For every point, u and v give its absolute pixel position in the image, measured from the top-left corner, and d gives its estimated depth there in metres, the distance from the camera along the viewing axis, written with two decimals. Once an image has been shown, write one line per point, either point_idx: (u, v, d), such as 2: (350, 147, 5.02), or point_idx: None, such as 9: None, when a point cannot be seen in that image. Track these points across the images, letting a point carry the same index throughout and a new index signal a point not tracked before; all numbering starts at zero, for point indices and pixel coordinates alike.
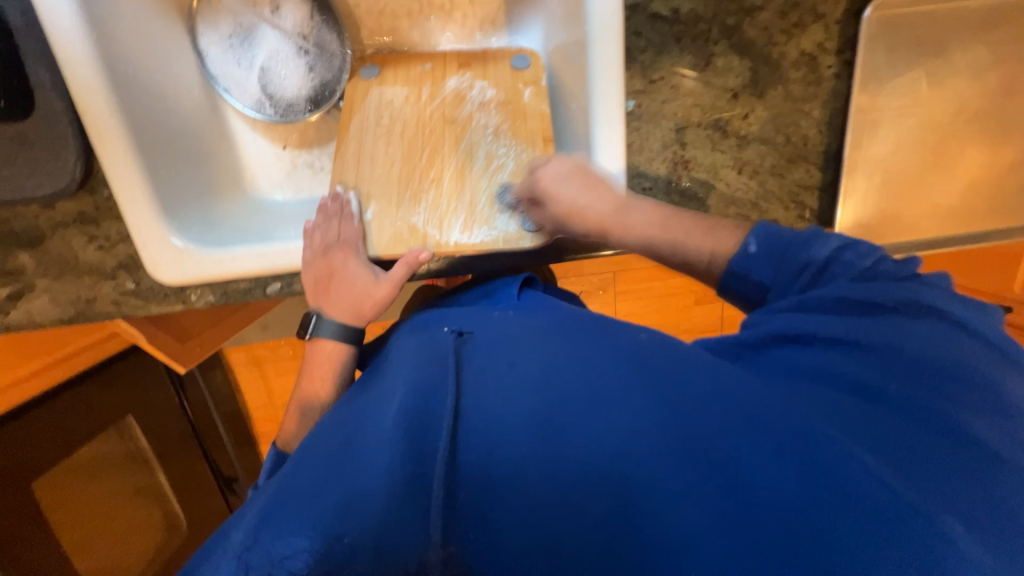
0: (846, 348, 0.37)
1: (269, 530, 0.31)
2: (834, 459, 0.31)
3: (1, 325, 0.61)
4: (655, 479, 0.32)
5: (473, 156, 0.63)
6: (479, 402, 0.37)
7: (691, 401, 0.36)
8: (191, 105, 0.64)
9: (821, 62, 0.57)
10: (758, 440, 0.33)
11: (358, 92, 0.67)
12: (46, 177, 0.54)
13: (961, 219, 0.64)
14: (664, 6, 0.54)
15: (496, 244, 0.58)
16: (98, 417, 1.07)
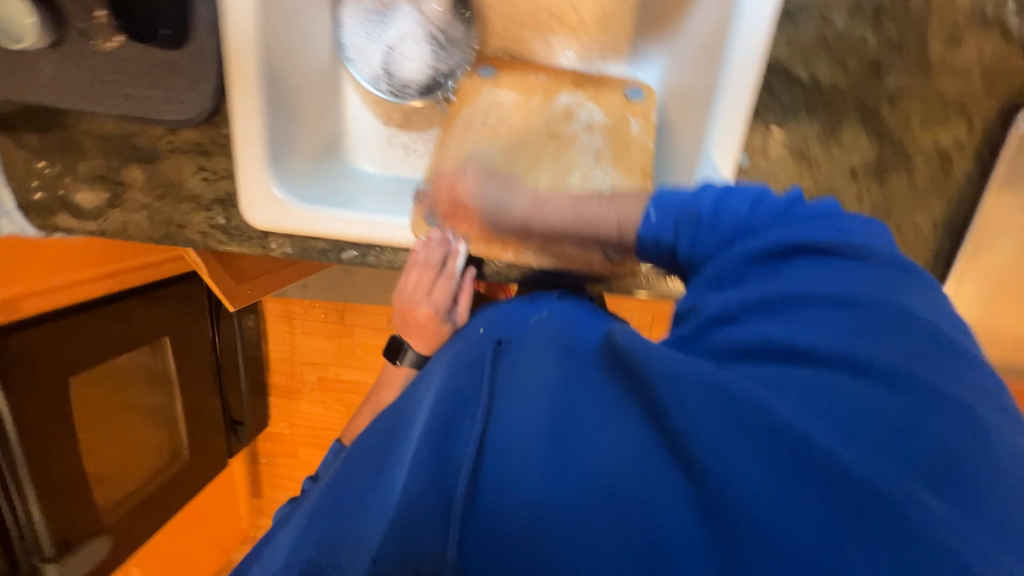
0: (827, 318, 0.34)
1: (320, 539, 0.38)
2: (869, 479, 0.27)
3: (98, 228, 0.65)
4: (649, 485, 0.31)
5: (569, 173, 0.63)
6: (500, 417, 0.37)
7: (671, 389, 0.32)
8: (318, 67, 0.68)
9: (955, 161, 0.54)
10: (768, 446, 0.29)
11: (472, 89, 0.69)
12: (180, 104, 0.58)
13: None
14: (805, 71, 0.53)
15: (575, 266, 0.57)
16: (138, 330, 1.12)
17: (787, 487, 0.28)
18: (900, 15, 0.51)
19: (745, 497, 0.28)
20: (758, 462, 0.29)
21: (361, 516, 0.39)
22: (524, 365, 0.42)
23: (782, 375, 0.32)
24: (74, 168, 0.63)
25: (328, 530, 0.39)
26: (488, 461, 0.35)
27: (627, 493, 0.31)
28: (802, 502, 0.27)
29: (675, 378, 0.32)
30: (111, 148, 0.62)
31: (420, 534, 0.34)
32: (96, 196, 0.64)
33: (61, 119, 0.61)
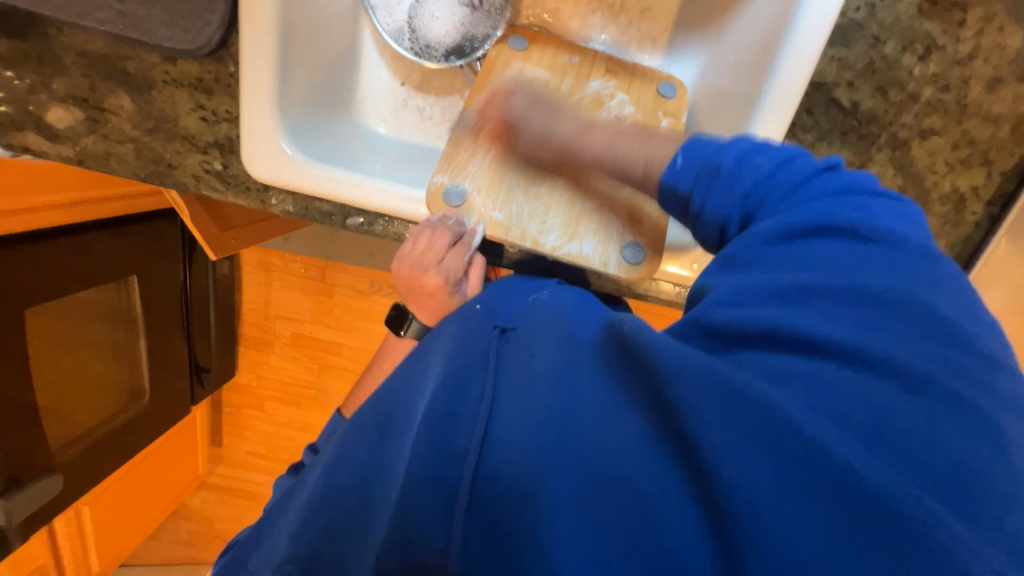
0: (846, 308, 0.32)
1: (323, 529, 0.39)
2: (888, 486, 0.25)
3: (76, 156, 0.58)
4: (650, 479, 0.30)
5: None
6: (498, 406, 0.36)
7: (677, 385, 0.30)
8: (336, 10, 0.62)
9: (968, 206, 0.55)
10: (778, 448, 0.27)
11: (500, 59, 0.65)
12: (182, 32, 0.52)
13: None
14: (847, 95, 0.52)
15: (586, 261, 0.58)
16: (105, 266, 1.04)
17: (795, 482, 0.26)
18: (950, 51, 0.50)
19: (748, 492, 0.27)
20: (762, 455, 0.27)
21: (366, 503, 0.39)
22: (526, 353, 0.40)
23: (791, 365, 0.30)
24: (51, 84, 0.56)
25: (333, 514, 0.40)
26: (482, 451, 0.34)
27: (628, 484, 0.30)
28: (813, 504, 0.26)
29: (684, 370, 0.30)
30: (96, 68, 0.55)
31: (421, 527, 0.33)
32: (74, 120, 0.57)
33: (38, 26, 0.54)
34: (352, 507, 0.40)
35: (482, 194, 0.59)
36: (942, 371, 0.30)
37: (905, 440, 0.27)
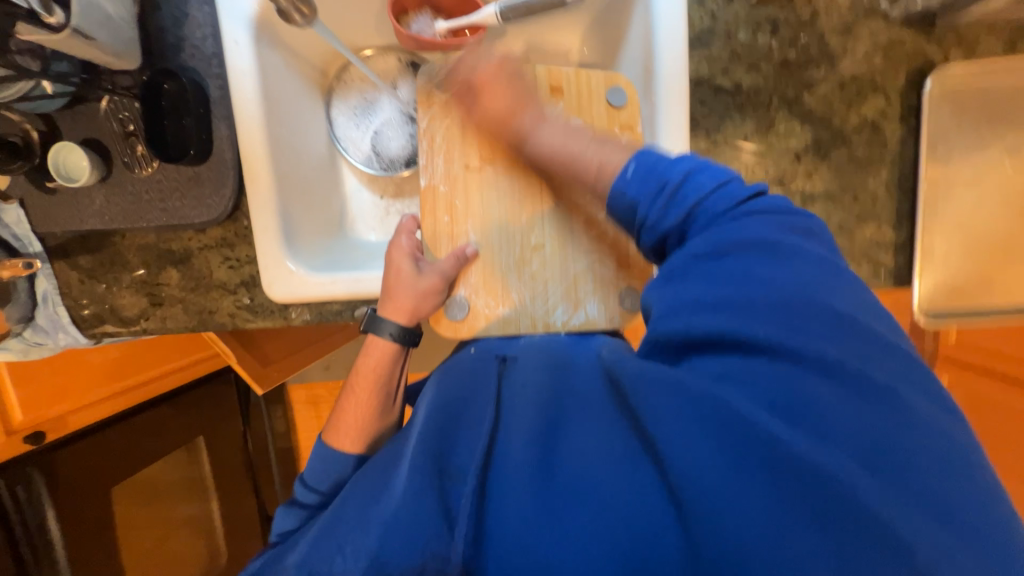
0: (785, 317, 0.37)
1: (341, 534, 0.43)
2: (817, 462, 0.32)
3: (142, 327, 0.73)
4: (617, 486, 0.37)
5: (570, 223, 0.71)
6: (497, 440, 0.43)
7: (643, 399, 0.39)
8: (316, 159, 0.78)
9: (885, 128, 0.60)
10: (727, 443, 0.34)
11: (449, 116, 0.70)
12: (206, 208, 0.67)
13: None
14: (727, 80, 0.60)
15: (597, 325, 0.71)
16: (167, 438, 1.17)
17: (734, 471, 0.34)
18: (795, 21, 0.59)
19: (691, 483, 0.34)
20: (708, 451, 0.35)
21: (372, 513, 0.43)
22: (520, 385, 0.48)
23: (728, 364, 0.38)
24: (120, 278, 0.72)
25: (342, 529, 0.43)
26: (491, 481, 0.41)
27: (598, 488, 0.38)
28: (741, 487, 0.33)
29: (645, 387, 0.39)
30: (150, 255, 0.71)
31: (426, 533, 0.40)
32: (138, 298, 0.72)
33: (106, 238, 0.71)
34: (364, 518, 0.43)
35: (477, 292, 0.70)
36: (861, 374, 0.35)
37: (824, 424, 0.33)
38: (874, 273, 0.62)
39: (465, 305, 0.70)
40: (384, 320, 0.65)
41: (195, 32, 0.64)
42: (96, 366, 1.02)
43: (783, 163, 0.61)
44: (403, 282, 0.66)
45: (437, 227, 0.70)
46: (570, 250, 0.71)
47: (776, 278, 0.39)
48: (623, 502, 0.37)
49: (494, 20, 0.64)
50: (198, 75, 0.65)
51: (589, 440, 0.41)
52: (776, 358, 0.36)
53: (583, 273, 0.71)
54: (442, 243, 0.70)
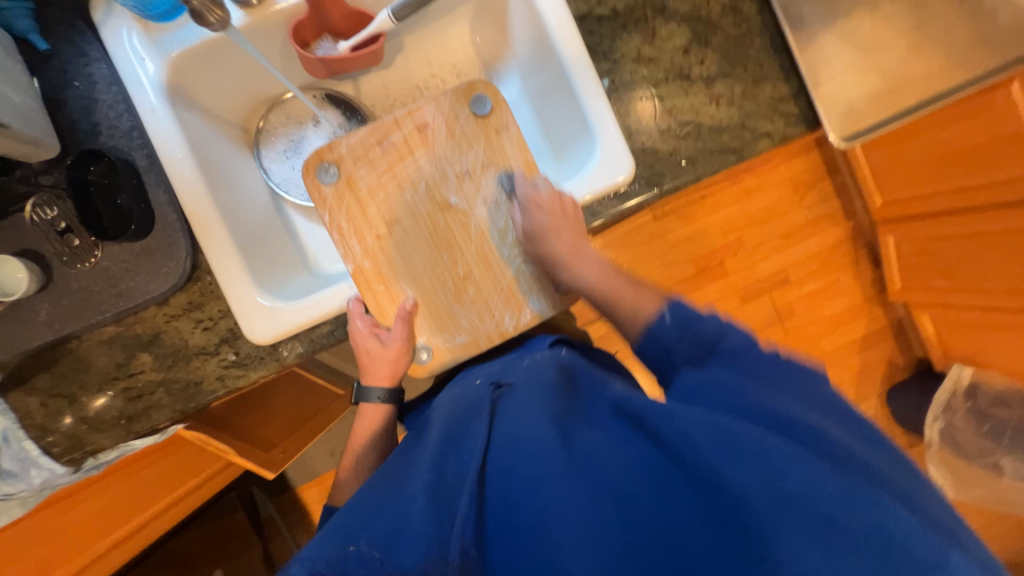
0: (785, 381, 0.48)
1: (339, 535, 0.45)
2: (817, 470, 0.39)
3: (127, 428, 0.67)
4: (636, 503, 0.43)
5: (487, 237, 0.67)
6: (508, 470, 0.47)
7: (687, 431, 0.43)
8: (262, 206, 0.78)
9: (742, 7, 0.70)
10: (767, 467, 0.40)
11: (344, 201, 0.66)
12: (164, 276, 0.65)
13: (920, 85, 0.75)
14: (605, 9, 0.69)
15: (547, 312, 0.68)
16: None
17: (765, 482, 0.39)
18: None
19: (713, 492, 0.41)
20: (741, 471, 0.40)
21: (375, 516, 0.46)
22: (523, 407, 0.53)
23: (723, 401, 0.46)
24: (86, 385, 0.67)
25: (346, 533, 0.45)
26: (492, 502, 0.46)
27: (620, 503, 0.43)
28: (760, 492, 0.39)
29: (687, 423, 0.44)
30: (114, 348, 0.67)
31: (428, 541, 0.42)
32: (112, 400, 0.67)
33: (61, 348, 0.67)
34: (367, 531, 0.45)
35: (434, 334, 0.67)
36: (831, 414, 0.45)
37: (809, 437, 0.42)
38: (787, 122, 0.70)
39: (430, 348, 0.67)
40: (368, 390, 0.67)
41: (109, 113, 0.65)
42: (88, 518, 0.95)
43: (678, 60, 0.70)
44: (378, 362, 0.65)
45: (378, 296, 0.66)
46: (498, 265, 0.67)
47: (781, 370, 0.48)
48: (646, 516, 0.42)
49: (389, 25, 0.70)
50: (123, 151, 0.65)
51: (604, 455, 0.46)
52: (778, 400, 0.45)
53: (517, 274, 0.68)
54: (388, 308, 0.66)
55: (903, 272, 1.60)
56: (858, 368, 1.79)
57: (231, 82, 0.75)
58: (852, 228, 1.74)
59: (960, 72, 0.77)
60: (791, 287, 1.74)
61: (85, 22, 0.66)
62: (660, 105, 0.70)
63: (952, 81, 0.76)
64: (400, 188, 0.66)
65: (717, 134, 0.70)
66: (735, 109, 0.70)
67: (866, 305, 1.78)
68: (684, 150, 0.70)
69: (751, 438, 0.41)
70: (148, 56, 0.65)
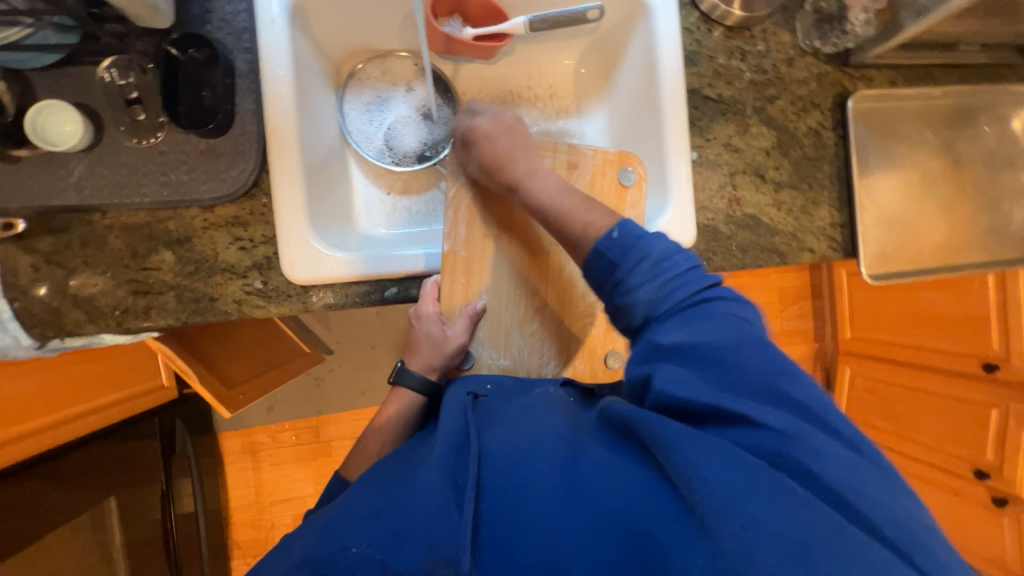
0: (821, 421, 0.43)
1: (339, 532, 0.44)
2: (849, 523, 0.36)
3: (117, 322, 0.62)
4: (651, 523, 0.38)
5: (571, 285, 0.69)
6: (507, 467, 0.45)
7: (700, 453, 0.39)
8: (330, 146, 0.76)
9: (823, 135, 0.78)
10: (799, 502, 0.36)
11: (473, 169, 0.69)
12: (220, 183, 0.63)
13: (947, 252, 0.84)
14: (713, 92, 0.76)
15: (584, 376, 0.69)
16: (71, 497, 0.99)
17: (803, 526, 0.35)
18: (756, 51, 0.76)
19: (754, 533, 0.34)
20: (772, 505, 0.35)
21: (381, 512, 0.44)
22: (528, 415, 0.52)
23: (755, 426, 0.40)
24: (91, 262, 0.62)
25: (349, 526, 0.44)
26: (489, 495, 0.43)
27: (628, 518, 0.39)
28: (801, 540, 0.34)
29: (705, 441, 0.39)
30: (136, 236, 0.62)
31: (430, 534, 0.40)
32: (113, 287, 0.62)
33: (78, 217, 0.61)
34: (370, 525, 0.43)
35: (484, 346, 0.68)
36: (868, 453, 0.42)
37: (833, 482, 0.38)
38: (829, 245, 0.77)
39: (474, 357, 0.67)
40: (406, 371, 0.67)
41: (226, 7, 0.63)
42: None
43: (760, 159, 0.76)
44: (432, 347, 0.65)
45: (456, 283, 0.67)
46: (569, 315, 0.69)
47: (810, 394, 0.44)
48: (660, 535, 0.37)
49: (519, 30, 0.73)
50: (225, 48, 0.63)
51: (611, 466, 0.43)
52: (818, 436, 0.40)
53: (577, 331, 0.70)
54: (457, 301, 0.67)
55: (848, 402, 1.74)
56: None
57: (346, 21, 0.74)
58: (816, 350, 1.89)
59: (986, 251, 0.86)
60: None
61: None
62: (732, 193, 0.76)
63: (971, 256, 0.85)
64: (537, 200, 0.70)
65: (771, 235, 0.76)
66: (792, 218, 0.77)
67: None
68: (739, 238, 0.75)
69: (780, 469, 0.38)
70: None
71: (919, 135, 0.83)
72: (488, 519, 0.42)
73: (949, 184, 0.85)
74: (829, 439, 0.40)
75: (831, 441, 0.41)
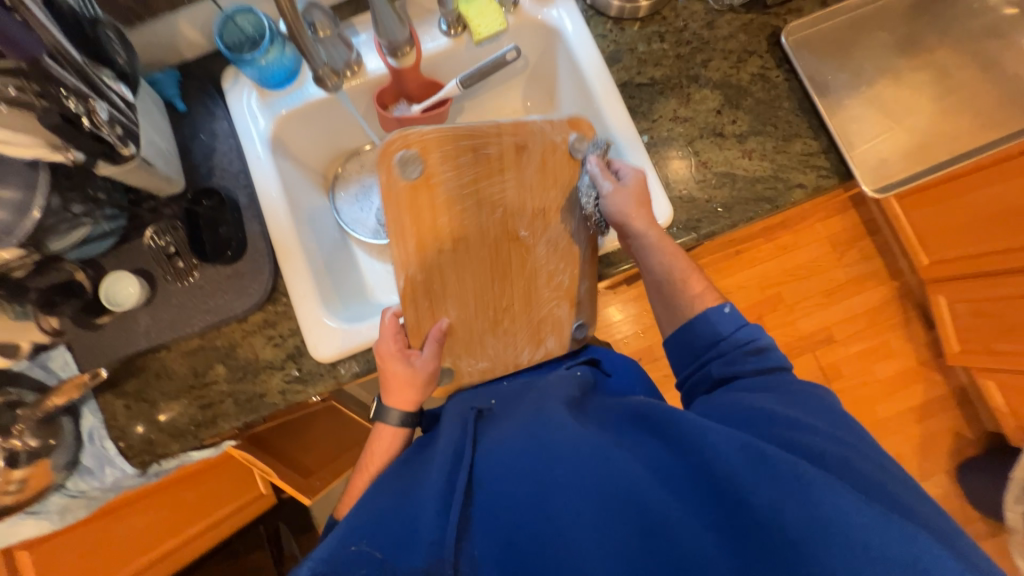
0: (817, 413, 0.50)
1: (353, 536, 0.48)
2: (822, 488, 0.42)
3: (194, 436, 0.73)
4: (664, 510, 0.43)
5: (541, 283, 0.69)
6: (510, 465, 0.48)
7: (696, 444, 0.46)
8: (332, 239, 0.87)
9: (770, 76, 0.78)
10: (778, 475, 0.43)
11: (417, 202, 0.62)
12: (245, 296, 0.74)
13: (952, 141, 0.79)
14: (644, 78, 0.79)
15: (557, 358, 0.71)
16: None
17: (780, 495, 0.42)
18: (673, 29, 0.80)
19: (740, 499, 0.42)
20: (760, 484, 0.42)
21: (395, 518, 0.48)
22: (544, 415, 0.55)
23: (759, 423, 0.50)
24: (166, 391, 0.74)
25: (369, 529, 0.48)
26: (490, 492, 0.48)
27: (635, 504, 0.44)
28: (772, 503, 0.42)
29: (710, 433, 0.46)
30: (195, 358, 0.74)
31: (440, 536, 0.45)
32: (186, 408, 0.74)
33: (151, 356, 0.75)
34: (388, 532, 0.47)
35: (461, 358, 0.70)
36: (854, 437, 0.49)
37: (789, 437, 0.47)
38: (819, 175, 0.75)
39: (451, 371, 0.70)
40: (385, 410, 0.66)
41: (224, 159, 0.78)
42: (128, 538, 0.99)
43: (712, 120, 0.77)
44: (405, 381, 0.66)
45: (419, 312, 0.67)
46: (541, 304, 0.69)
47: (813, 397, 0.52)
48: (661, 512, 0.43)
49: (456, 91, 0.81)
50: (230, 190, 0.77)
51: (627, 460, 0.47)
52: (810, 425, 0.48)
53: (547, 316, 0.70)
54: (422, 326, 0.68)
55: (958, 335, 1.53)
56: (918, 438, 1.67)
57: (320, 138, 0.88)
58: (898, 288, 1.70)
59: (1001, 128, 0.80)
60: (836, 346, 1.69)
61: (215, 88, 0.81)
62: (698, 161, 0.76)
63: (984, 137, 0.79)
64: (479, 206, 0.64)
65: (752, 184, 0.75)
66: (768, 162, 0.76)
67: (922, 370, 1.69)
68: (719, 198, 0.75)
69: (783, 460, 0.43)
70: (261, 114, 0.79)
71: (879, 39, 0.81)
72: (490, 510, 0.46)
73: (931, 76, 0.81)
74: (828, 430, 0.48)
75: (826, 429, 0.48)
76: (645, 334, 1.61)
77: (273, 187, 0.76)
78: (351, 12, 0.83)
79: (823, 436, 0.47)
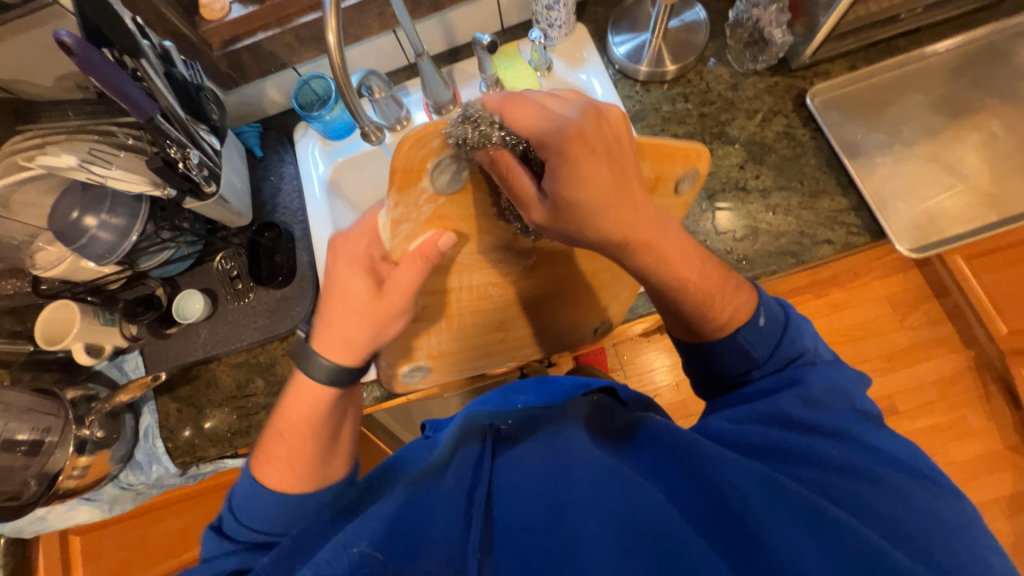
0: (851, 447, 0.48)
1: (352, 531, 0.44)
2: (846, 531, 0.42)
3: (231, 442, 0.80)
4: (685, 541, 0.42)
5: None
6: (525, 483, 0.50)
7: (717, 477, 0.46)
8: None
9: (796, 134, 0.79)
10: (796, 513, 0.43)
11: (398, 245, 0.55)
12: (288, 318, 0.83)
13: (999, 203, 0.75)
14: (668, 134, 0.83)
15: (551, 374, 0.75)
16: None
17: (802, 535, 0.42)
18: (697, 90, 0.84)
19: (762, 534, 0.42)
20: (782, 524, 0.43)
21: (401, 521, 0.45)
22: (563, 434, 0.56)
23: (786, 458, 0.48)
24: (212, 399, 0.82)
25: (373, 528, 0.44)
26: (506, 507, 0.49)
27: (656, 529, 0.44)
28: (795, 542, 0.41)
29: (727, 464, 0.47)
30: (241, 370, 0.83)
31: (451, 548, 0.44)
32: (226, 416, 0.81)
33: (204, 366, 0.84)
34: (392, 534, 0.44)
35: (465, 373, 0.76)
36: (889, 473, 0.47)
37: (806, 476, 0.46)
38: (849, 232, 0.73)
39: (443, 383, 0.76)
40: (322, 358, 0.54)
41: (286, 198, 0.90)
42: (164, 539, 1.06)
43: (735, 175, 0.79)
44: (365, 307, 0.55)
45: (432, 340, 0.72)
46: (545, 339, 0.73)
47: (850, 429, 0.49)
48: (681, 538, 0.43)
49: None
50: (288, 224, 0.88)
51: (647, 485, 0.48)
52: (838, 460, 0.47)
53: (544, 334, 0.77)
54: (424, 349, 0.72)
55: None
56: (1010, 536, 1.43)
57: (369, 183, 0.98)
58: (974, 357, 1.52)
59: None
60: (900, 418, 1.53)
61: (288, 138, 0.95)
62: (719, 213, 0.77)
63: None
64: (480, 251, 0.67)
65: (775, 238, 0.75)
66: (793, 217, 0.75)
67: (1010, 454, 1.47)
68: (741, 251, 0.75)
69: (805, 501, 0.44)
70: (322, 161, 0.91)
71: (914, 100, 0.80)
72: (506, 524, 0.47)
73: (973, 136, 0.79)
74: (859, 467, 0.47)
75: (855, 465, 0.47)
76: (679, 386, 1.55)
77: (323, 224, 0.87)
78: (405, 77, 0.96)
79: (840, 475, 0.46)
